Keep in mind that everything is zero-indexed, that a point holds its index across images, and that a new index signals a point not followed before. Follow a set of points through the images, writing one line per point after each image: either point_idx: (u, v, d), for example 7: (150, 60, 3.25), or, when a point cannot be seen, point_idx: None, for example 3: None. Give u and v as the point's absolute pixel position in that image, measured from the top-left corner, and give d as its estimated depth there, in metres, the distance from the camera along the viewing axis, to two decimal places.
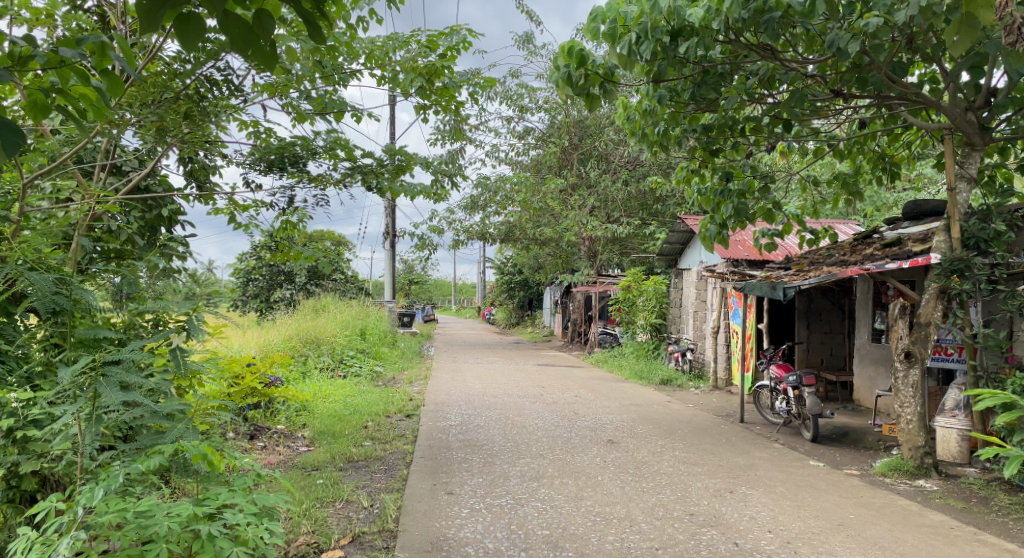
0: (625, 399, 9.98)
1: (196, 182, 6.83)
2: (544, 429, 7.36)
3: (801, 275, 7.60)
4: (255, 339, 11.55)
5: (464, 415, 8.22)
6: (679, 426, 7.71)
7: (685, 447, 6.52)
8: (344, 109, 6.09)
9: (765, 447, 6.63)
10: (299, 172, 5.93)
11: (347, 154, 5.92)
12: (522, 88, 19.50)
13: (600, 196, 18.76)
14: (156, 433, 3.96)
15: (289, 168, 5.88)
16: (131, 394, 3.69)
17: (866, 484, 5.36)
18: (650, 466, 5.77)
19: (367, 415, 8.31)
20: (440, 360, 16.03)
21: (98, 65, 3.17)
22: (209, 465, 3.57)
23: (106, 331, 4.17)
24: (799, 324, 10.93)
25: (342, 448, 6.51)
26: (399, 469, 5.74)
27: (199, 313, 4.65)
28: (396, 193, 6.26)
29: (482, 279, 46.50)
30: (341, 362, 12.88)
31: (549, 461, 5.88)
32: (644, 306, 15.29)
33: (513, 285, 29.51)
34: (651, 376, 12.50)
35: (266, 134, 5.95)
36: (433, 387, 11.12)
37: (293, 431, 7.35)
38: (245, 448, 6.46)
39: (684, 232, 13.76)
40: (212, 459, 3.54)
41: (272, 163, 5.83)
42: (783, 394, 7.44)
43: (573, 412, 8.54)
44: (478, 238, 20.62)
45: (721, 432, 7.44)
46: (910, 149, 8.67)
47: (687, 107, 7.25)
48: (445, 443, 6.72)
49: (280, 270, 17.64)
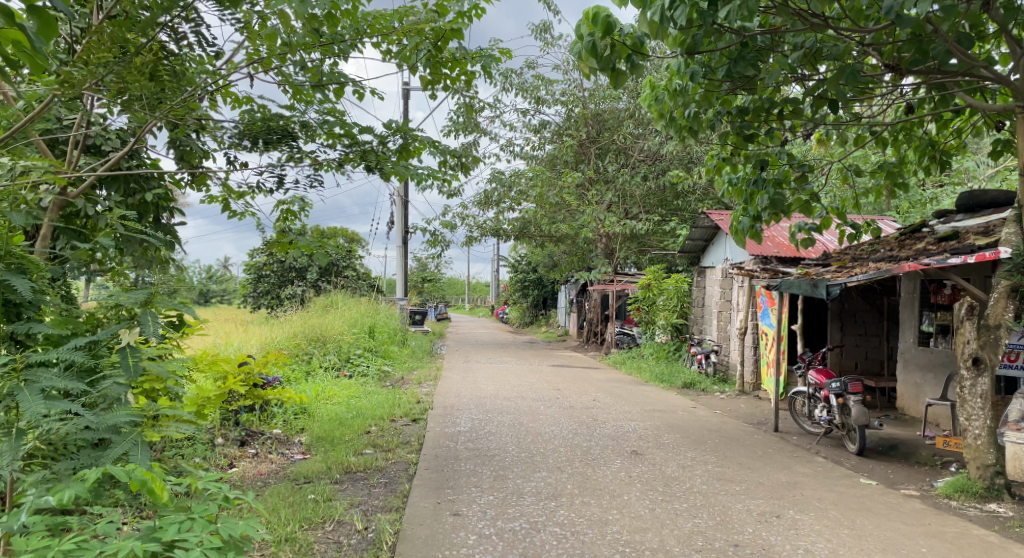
0: (647, 404, 9.36)
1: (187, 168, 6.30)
2: (561, 437, 6.76)
3: (844, 272, 6.93)
4: (259, 337, 11.06)
5: (475, 420, 7.64)
6: (709, 435, 7.07)
7: (717, 460, 5.89)
8: (345, 84, 5.51)
9: (807, 462, 5.99)
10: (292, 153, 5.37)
11: (347, 134, 5.37)
12: (538, 79, 18.91)
13: (618, 192, 18.12)
14: (98, 450, 3.57)
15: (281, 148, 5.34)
16: (56, 404, 3.26)
17: (930, 509, 4.72)
18: (682, 482, 5.16)
19: (370, 418, 7.74)
20: (452, 360, 15.46)
21: (23, 2, 2.63)
22: (150, 496, 3.00)
23: (40, 327, 3.73)
24: (832, 326, 10.27)
25: (340, 456, 5.93)
26: (401, 483, 5.15)
27: (153, 306, 4.10)
28: (401, 177, 5.69)
29: (496, 278, 45.91)
30: (349, 361, 12.32)
31: (568, 476, 5.29)
32: (664, 306, 14.65)
33: (527, 283, 28.88)
34: (673, 379, 11.87)
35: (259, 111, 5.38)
36: (443, 388, 10.56)
37: (288, 437, 6.79)
38: (234, 456, 5.91)
39: (708, 228, 13.11)
40: (154, 486, 2.96)
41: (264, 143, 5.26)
42: (823, 401, 6.80)
43: (592, 418, 7.93)
44: (492, 235, 20.05)
45: (756, 443, 6.80)
46: (961, 136, 8.01)
47: (721, 87, 6.61)
48: (453, 452, 6.13)
49: (291, 266, 17.21)
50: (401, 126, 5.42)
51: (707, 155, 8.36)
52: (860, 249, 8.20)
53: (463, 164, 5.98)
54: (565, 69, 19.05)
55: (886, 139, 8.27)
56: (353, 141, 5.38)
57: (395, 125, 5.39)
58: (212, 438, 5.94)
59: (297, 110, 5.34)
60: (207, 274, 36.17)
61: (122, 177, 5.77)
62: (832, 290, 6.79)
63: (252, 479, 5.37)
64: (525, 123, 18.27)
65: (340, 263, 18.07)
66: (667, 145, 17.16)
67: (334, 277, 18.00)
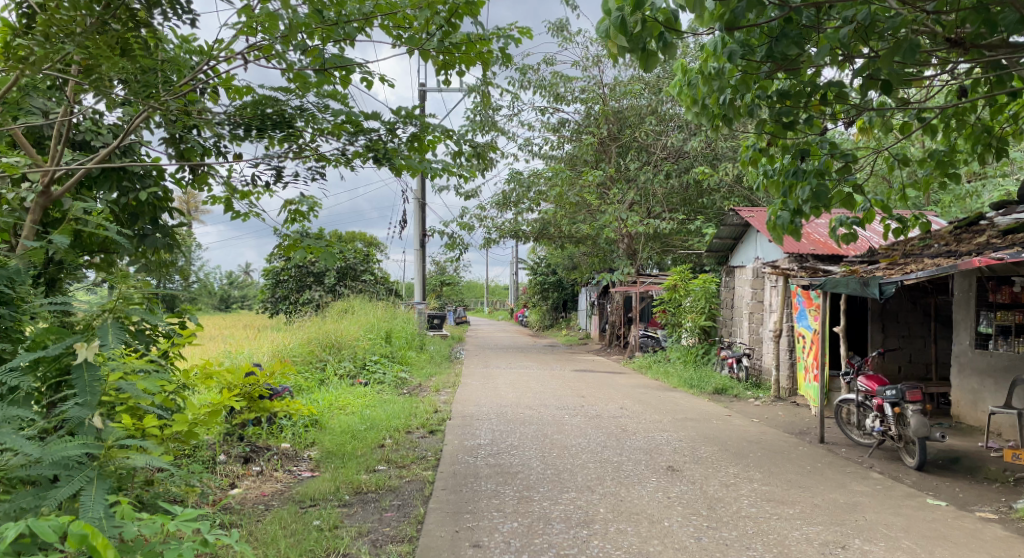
0: (678, 411, 8.83)
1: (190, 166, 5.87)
2: (590, 450, 6.27)
3: (896, 270, 6.36)
4: (271, 344, 10.67)
5: (496, 431, 7.16)
6: (751, 448, 6.54)
7: (763, 477, 5.35)
8: (354, 71, 5.06)
9: (863, 479, 5.46)
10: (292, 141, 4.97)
11: (353, 124, 4.90)
12: (557, 76, 18.41)
13: (640, 191, 17.57)
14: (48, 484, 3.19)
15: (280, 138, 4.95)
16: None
17: (1015, 536, 4.18)
18: (727, 505, 4.64)
19: (385, 430, 7.28)
20: (471, 365, 14.99)
21: None
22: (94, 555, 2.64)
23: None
24: (873, 327, 9.67)
25: (349, 475, 5.47)
26: (415, 507, 4.69)
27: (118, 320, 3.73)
28: (414, 172, 5.25)
29: (515, 280, 45.39)
30: (365, 368, 11.86)
31: (600, 497, 4.79)
32: (691, 308, 14.10)
33: (547, 286, 28.40)
34: (703, 384, 11.32)
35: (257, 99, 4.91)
36: (462, 395, 10.10)
37: (298, 451, 6.35)
38: (236, 475, 5.45)
39: (737, 226, 12.54)
40: (96, 543, 2.64)
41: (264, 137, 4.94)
42: (875, 411, 6.26)
43: (621, 428, 7.42)
44: (510, 237, 19.56)
45: (803, 457, 6.26)
46: (1017, 122, 7.43)
47: (761, 69, 6.09)
48: (473, 469, 5.63)
49: (309, 271, 16.87)
50: (410, 113, 4.91)
51: (742, 145, 7.85)
52: (907, 245, 7.64)
53: (480, 157, 5.50)
54: (585, 65, 18.53)
55: (935, 126, 7.70)
56: (359, 131, 4.93)
57: (405, 113, 4.90)
58: (214, 455, 5.52)
59: (295, 95, 4.88)
60: (226, 279, 35.98)
61: (114, 174, 5.31)
62: (886, 289, 6.16)
63: (253, 502, 4.91)
64: (543, 122, 17.78)
65: (358, 267, 17.67)
66: (691, 141, 16.59)
67: (351, 281, 17.58)
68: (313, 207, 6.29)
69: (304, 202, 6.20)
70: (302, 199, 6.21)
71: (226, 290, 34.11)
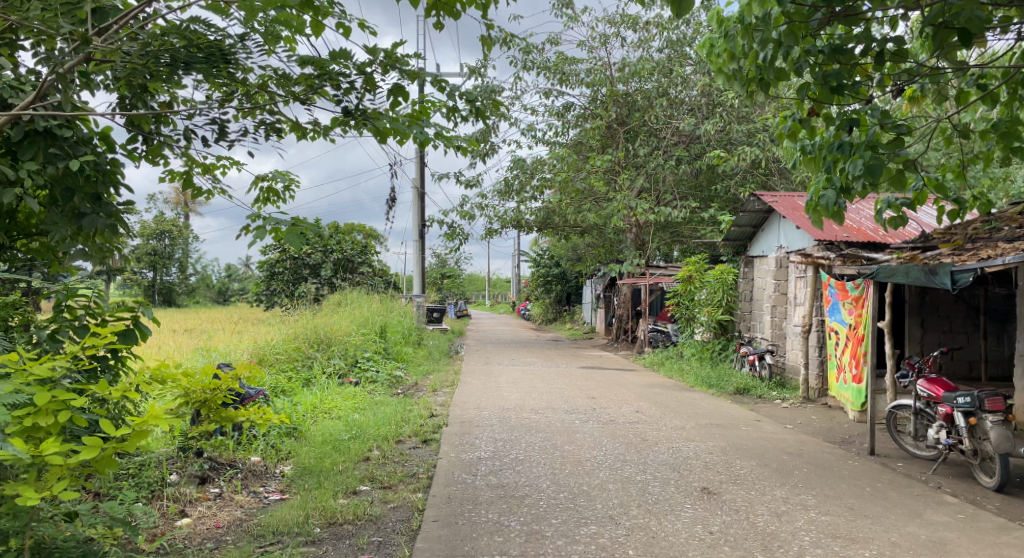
0: (702, 416, 7.95)
1: (140, 135, 4.96)
2: (609, 466, 5.40)
3: (968, 257, 5.43)
4: (252, 342, 9.78)
5: (499, 441, 6.29)
6: (794, 462, 5.67)
7: (820, 503, 4.49)
8: (330, 12, 4.16)
9: (938, 505, 4.60)
10: (233, 78, 4.21)
11: (317, 67, 3.98)
12: (562, 57, 17.45)
13: (650, 177, 16.68)
14: None
15: (218, 73, 4.18)
16: None
17: None
18: (785, 545, 3.80)
19: (372, 439, 6.39)
20: (471, 361, 14.13)
21: None
22: None
23: None
24: (910, 322, 8.81)
25: (324, 499, 4.61)
26: (399, 547, 3.88)
27: None
28: (403, 137, 4.72)
29: (517, 273, 44.40)
30: (357, 366, 10.94)
31: (627, 533, 3.95)
32: (706, 300, 13.21)
33: (550, 278, 27.52)
34: (723, 383, 10.47)
35: (196, 29, 4.01)
36: (461, 396, 9.25)
37: (269, 466, 5.43)
38: (188, 500, 4.54)
39: (757, 212, 11.62)
40: None
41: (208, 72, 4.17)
42: (942, 421, 5.38)
43: (641, 437, 6.54)
44: (513, 226, 18.61)
45: (855, 473, 5.39)
46: None
47: (813, 17, 5.21)
48: (471, 492, 4.75)
49: (304, 262, 15.99)
50: (391, 54, 3.95)
51: (779, 117, 6.89)
52: (966, 229, 6.75)
53: (479, 111, 4.67)
54: (591, 46, 17.58)
55: (996, 95, 6.77)
56: (327, 79, 4.05)
57: (387, 60, 3.94)
58: (162, 474, 4.65)
59: (234, 21, 3.95)
60: (223, 272, 35.08)
61: (41, 139, 4.37)
62: (960, 279, 5.20)
63: (201, 539, 4.03)
64: (546, 106, 16.83)
65: (356, 259, 16.78)
66: (705, 125, 15.65)
67: (347, 274, 16.70)
68: (290, 185, 5.52)
69: (280, 178, 5.45)
70: (277, 175, 5.47)
71: (222, 282, 33.29)
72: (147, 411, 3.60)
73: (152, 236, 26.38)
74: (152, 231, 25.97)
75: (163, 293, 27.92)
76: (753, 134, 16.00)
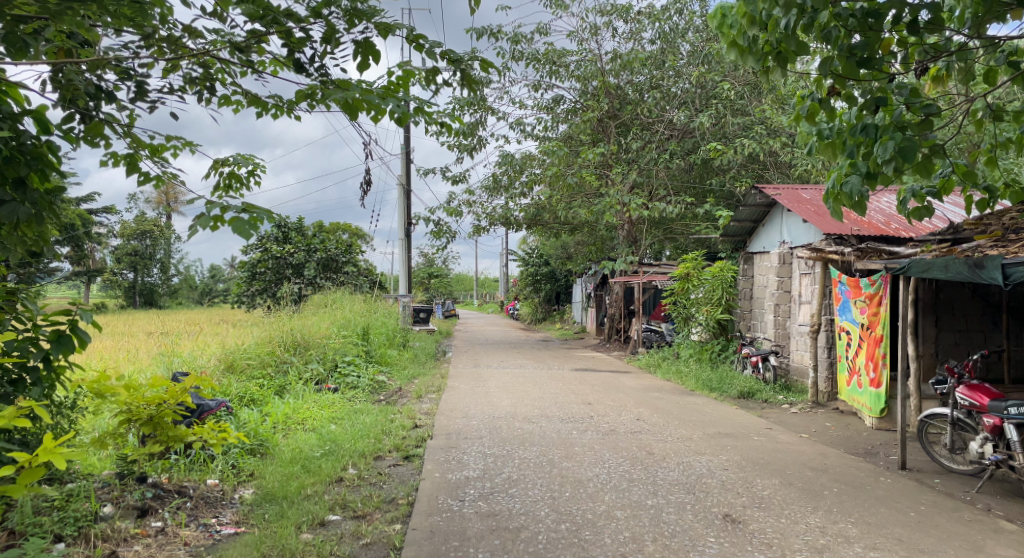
0: (709, 423, 7.34)
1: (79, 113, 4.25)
2: (615, 487, 4.77)
3: (1019, 248, 4.87)
4: (221, 345, 9.08)
5: (489, 456, 5.66)
6: (820, 480, 5.06)
7: (862, 538, 3.92)
8: None
9: (995, 535, 4.05)
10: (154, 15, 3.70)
11: (262, 16, 3.41)
12: (552, 47, 16.80)
13: (643, 171, 16.07)
14: None
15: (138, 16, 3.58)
16: None
17: None
18: None
19: (349, 454, 5.72)
20: (458, 364, 13.46)
21: None
22: None
23: None
24: (925, 320, 8.24)
25: (285, 533, 3.97)
26: None
27: None
28: (375, 109, 4.16)
29: (506, 272, 43.69)
30: (336, 370, 10.25)
31: None
32: (704, 299, 12.61)
33: (539, 278, 26.90)
34: (725, 387, 9.89)
35: None
36: (448, 403, 8.60)
37: (225, 491, 4.74)
38: (124, 538, 3.87)
39: (760, 206, 11.02)
40: None
41: (120, 11, 3.59)
42: (990, 432, 4.83)
43: (648, 450, 5.92)
44: (501, 224, 17.92)
45: (892, 493, 4.78)
46: None
47: None
48: (459, 523, 4.13)
49: (286, 261, 15.21)
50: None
51: (796, 97, 6.20)
52: (999, 217, 6.17)
53: (464, 77, 4.05)
54: (582, 37, 16.98)
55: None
56: (274, 24, 3.43)
57: (351, 12, 3.32)
58: (93, 508, 3.95)
59: None
60: (208, 274, 34.22)
61: None
62: (1011, 273, 4.66)
63: None
64: (535, 99, 16.19)
65: (340, 258, 16.10)
66: (699, 117, 15.05)
67: (331, 273, 16.00)
68: (254, 170, 4.88)
69: (244, 163, 4.81)
70: (240, 159, 4.83)
71: (205, 283, 32.51)
72: (42, 444, 2.91)
73: (132, 236, 25.60)
74: (132, 232, 25.19)
75: (144, 294, 27.13)
76: (750, 127, 15.39)
